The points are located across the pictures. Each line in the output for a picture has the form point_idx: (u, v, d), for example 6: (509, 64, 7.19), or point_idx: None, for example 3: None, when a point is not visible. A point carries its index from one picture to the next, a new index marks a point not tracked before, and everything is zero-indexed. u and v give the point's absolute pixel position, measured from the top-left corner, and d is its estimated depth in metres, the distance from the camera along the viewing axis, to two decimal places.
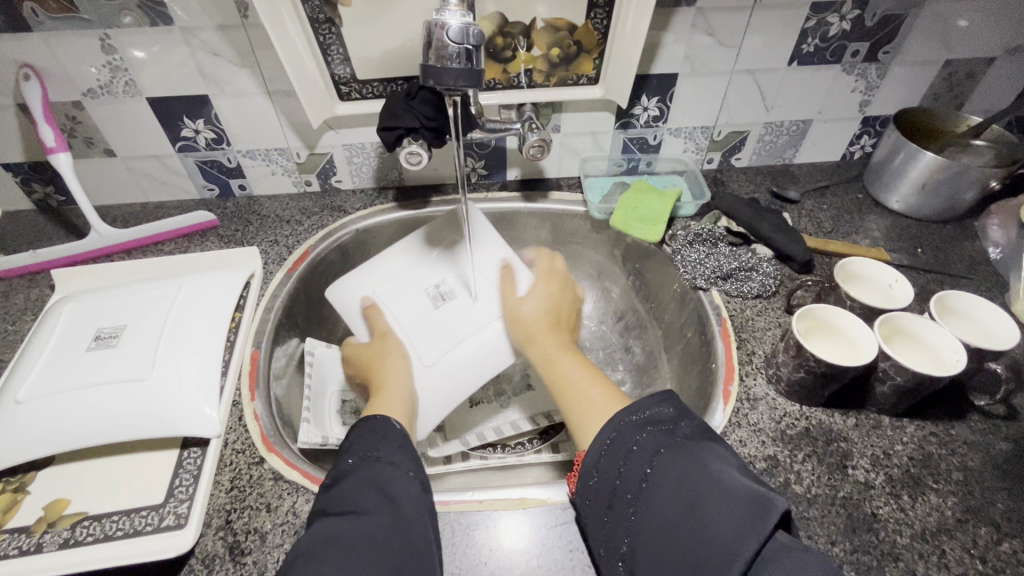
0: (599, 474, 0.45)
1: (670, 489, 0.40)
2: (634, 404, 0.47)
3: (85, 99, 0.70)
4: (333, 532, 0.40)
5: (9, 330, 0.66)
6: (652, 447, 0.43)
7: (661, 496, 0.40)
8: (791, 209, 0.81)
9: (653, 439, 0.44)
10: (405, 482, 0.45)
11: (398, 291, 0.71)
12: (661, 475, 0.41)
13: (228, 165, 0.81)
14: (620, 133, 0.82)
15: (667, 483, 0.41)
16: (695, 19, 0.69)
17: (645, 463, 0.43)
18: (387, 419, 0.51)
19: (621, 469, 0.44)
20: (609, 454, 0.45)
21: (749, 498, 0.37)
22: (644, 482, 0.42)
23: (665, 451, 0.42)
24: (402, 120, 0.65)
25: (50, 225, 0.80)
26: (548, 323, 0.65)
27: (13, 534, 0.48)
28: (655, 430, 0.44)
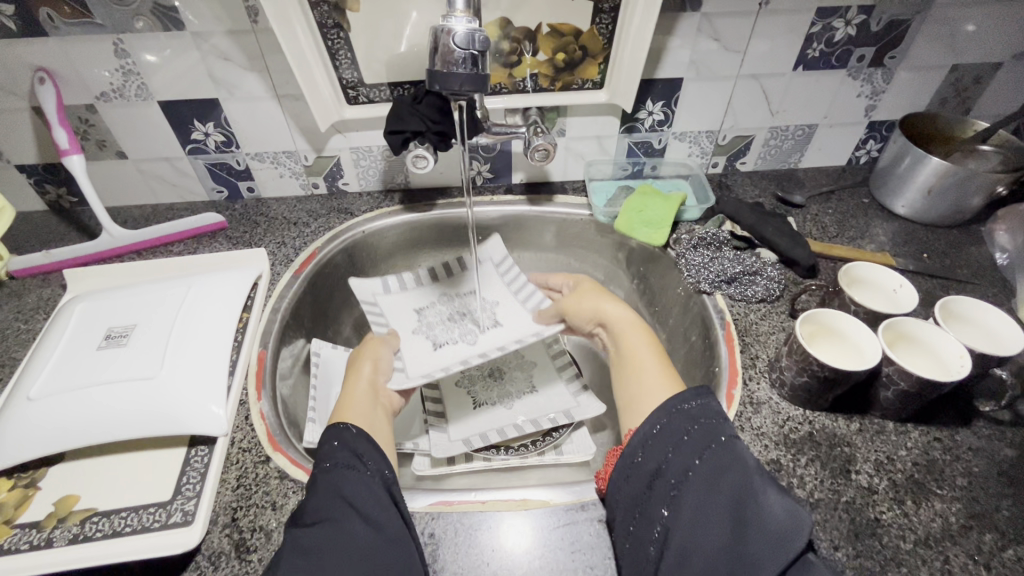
0: (645, 455, 0.45)
1: (716, 486, 0.41)
2: (678, 395, 0.46)
3: (97, 102, 0.71)
4: (304, 542, 0.41)
5: (22, 328, 0.67)
6: (701, 439, 0.43)
7: (706, 489, 0.41)
8: (796, 213, 0.81)
9: (704, 433, 0.44)
10: (366, 487, 0.45)
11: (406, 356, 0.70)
12: (708, 469, 0.42)
13: (237, 167, 0.82)
14: (625, 136, 0.82)
15: (713, 479, 0.41)
16: (700, 24, 0.69)
17: (694, 456, 0.43)
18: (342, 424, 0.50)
19: (667, 456, 0.44)
20: (658, 438, 0.45)
21: (790, 515, 0.39)
22: (690, 472, 0.42)
23: (713, 446, 0.43)
24: (408, 123, 0.66)
25: (61, 225, 0.82)
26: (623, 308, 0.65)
27: (24, 529, 0.48)
28: (707, 423, 0.44)
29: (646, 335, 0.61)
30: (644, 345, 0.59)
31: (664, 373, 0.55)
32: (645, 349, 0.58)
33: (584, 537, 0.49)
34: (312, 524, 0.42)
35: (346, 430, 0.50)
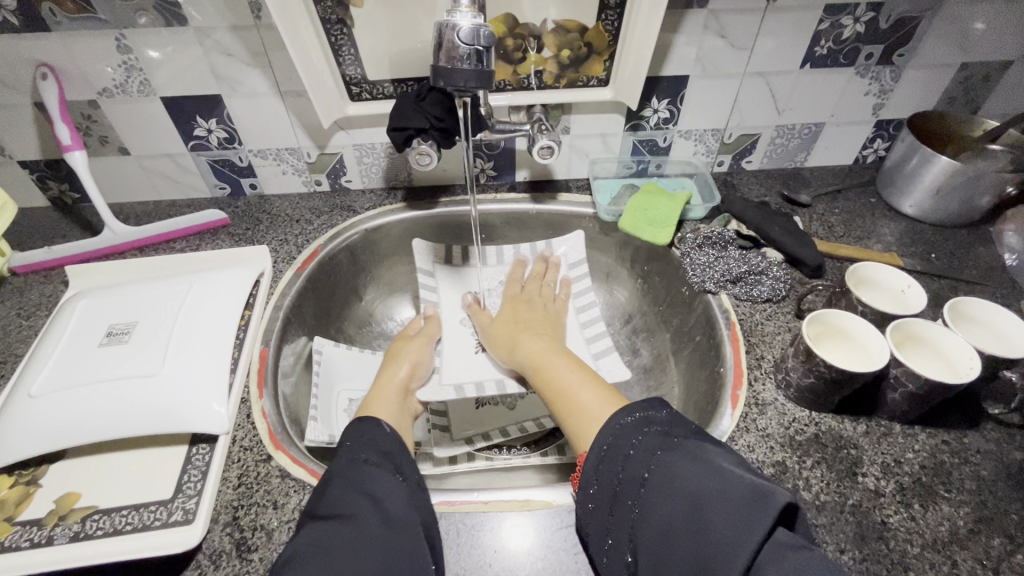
0: (600, 482, 0.44)
1: (667, 492, 0.39)
2: (620, 411, 0.47)
3: (100, 98, 0.71)
4: (321, 534, 0.41)
5: (24, 325, 0.67)
6: (648, 450, 0.43)
7: (659, 497, 0.39)
8: (802, 213, 0.81)
9: (650, 442, 0.43)
10: (389, 485, 0.45)
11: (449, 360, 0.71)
12: (658, 478, 0.40)
13: (240, 164, 0.81)
14: (630, 134, 0.81)
15: (664, 485, 0.39)
16: (707, 21, 0.69)
17: (643, 467, 0.42)
18: (376, 421, 0.52)
19: (621, 475, 0.43)
20: (608, 460, 0.45)
21: (749, 492, 0.35)
22: (643, 486, 0.41)
23: (660, 453, 0.42)
24: (412, 120, 0.66)
25: (64, 222, 0.81)
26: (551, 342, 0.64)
27: (24, 527, 0.48)
28: (652, 432, 0.44)
29: (567, 356, 0.60)
30: (566, 365, 0.59)
31: (599, 389, 0.55)
32: (570, 372, 0.57)
33: None
34: (331, 516, 0.42)
35: (379, 428, 0.51)
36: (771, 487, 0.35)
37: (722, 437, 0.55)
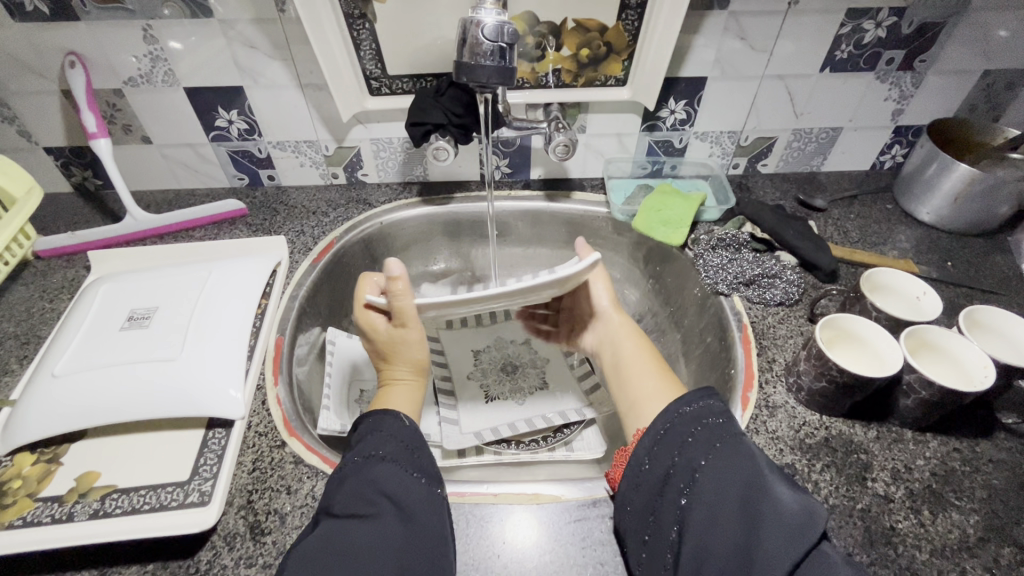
0: (652, 461, 0.44)
1: (723, 485, 0.40)
2: (681, 399, 0.46)
3: (125, 87, 0.73)
4: (342, 535, 0.41)
5: (47, 307, 0.68)
6: (707, 440, 0.43)
7: (718, 488, 0.40)
8: (817, 217, 0.80)
9: (710, 433, 0.43)
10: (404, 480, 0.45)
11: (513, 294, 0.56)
12: (716, 469, 0.41)
13: (259, 155, 0.83)
14: (646, 135, 0.81)
15: (722, 478, 0.40)
16: (726, 24, 0.69)
17: (701, 456, 0.42)
18: (393, 416, 0.50)
19: (675, 459, 0.43)
20: (663, 442, 0.44)
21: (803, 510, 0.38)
22: (697, 474, 0.41)
23: (720, 445, 0.42)
24: (430, 115, 0.68)
25: (86, 208, 0.83)
26: (631, 330, 0.65)
27: (46, 503, 0.49)
28: (713, 423, 0.44)
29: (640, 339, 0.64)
30: (639, 348, 0.62)
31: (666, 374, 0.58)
32: (639, 352, 0.61)
33: (594, 533, 0.49)
34: (348, 517, 0.42)
35: (396, 421, 0.49)
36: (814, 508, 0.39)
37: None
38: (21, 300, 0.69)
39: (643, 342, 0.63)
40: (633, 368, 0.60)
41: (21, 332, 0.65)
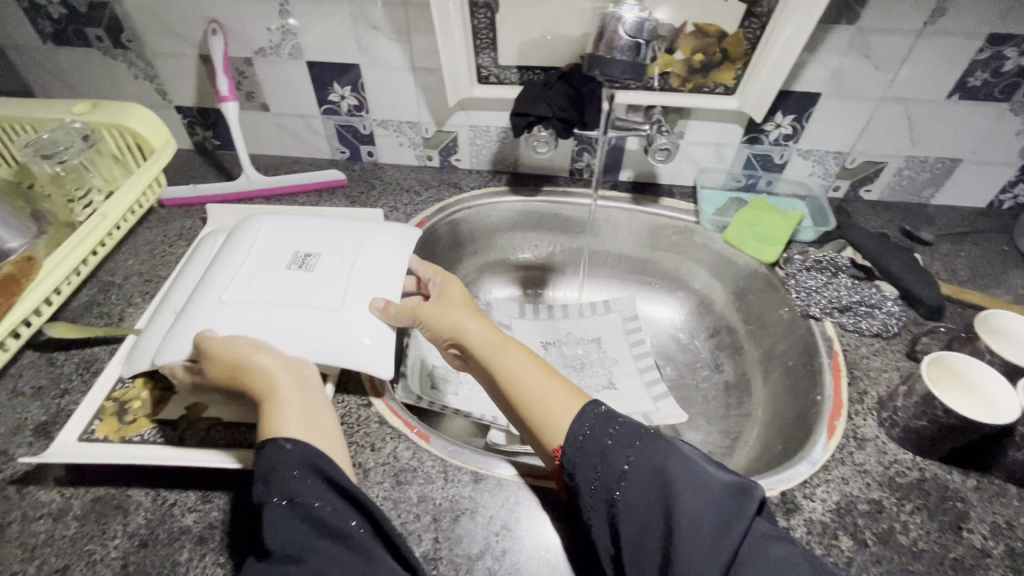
0: (579, 475, 0.43)
1: (651, 488, 0.39)
2: (576, 426, 0.45)
3: (255, 56, 0.78)
4: None
5: (167, 251, 0.75)
6: (627, 438, 0.43)
7: (647, 490, 0.40)
8: (922, 251, 0.76)
9: (627, 432, 0.43)
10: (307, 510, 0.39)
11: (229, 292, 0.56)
12: (638, 471, 0.40)
13: (362, 132, 0.87)
14: (745, 147, 0.80)
15: (646, 479, 0.40)
16: (852, 39, 0.66)
17: (623, 459, 0.41)
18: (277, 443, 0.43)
19: (597, 468, 0.42)
20: (583, 453, 0.43)
21: (732, 486, 0.39)
22: (623, 478, 0.41)
23: (638, 444, 0.42)
24: (536, 107, 0.69)
25: (203, 165, 0.90)
26: (494, 337, 0.54)
27: (161, 425, 0.54)
28: (626, 423, 0.44)
29: (518, 350, 0.52)
30: (512, 359, 0.51)
31: (559, 380, 0.50)
32: (523, 364, 0.51)
33: None
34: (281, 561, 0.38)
35: (279, 447, 0.43)
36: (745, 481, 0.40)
37: (801, 477, 0.52)
38: (145, 241, 0.76)
39: (525, 351, 0.52)
40: (521, 394, 0.49)
41: (145, 270, 0.72)
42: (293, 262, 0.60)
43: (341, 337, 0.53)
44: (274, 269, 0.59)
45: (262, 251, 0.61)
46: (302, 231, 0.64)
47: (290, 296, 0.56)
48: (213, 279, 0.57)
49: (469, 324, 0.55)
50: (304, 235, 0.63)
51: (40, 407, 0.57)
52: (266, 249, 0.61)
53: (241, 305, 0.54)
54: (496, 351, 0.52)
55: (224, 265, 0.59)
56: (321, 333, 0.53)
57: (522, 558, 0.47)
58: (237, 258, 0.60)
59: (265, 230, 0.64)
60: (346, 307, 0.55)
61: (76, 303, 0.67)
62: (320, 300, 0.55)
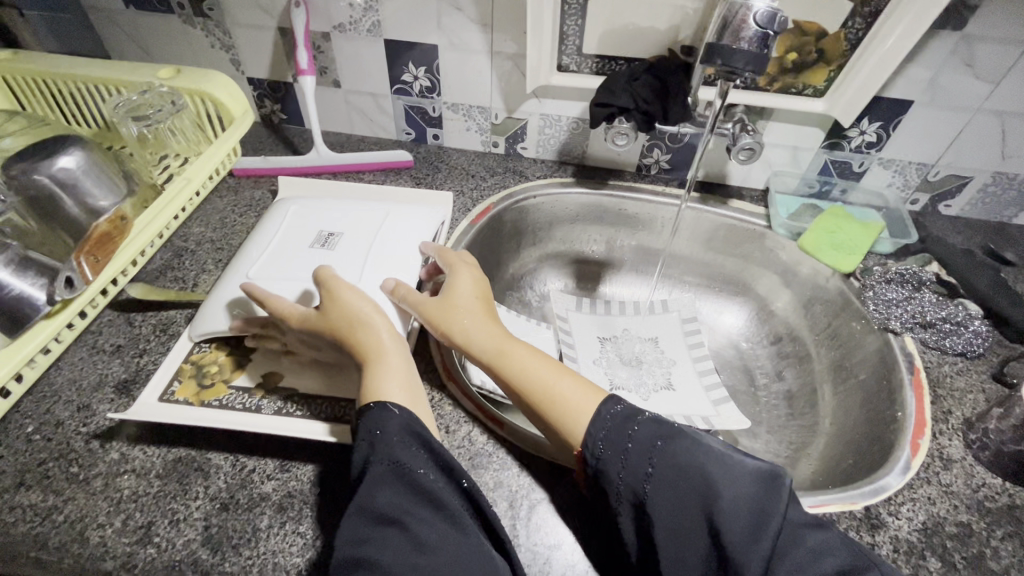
0: (605, 482, 0.41)
1: (680, 489, 0.38)
2: (592, 433, 0.43)
3: (333, 32, 0.78)
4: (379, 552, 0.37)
5: (238, 220, 0.75)
6: (648, 438, 0.41)
7: (675, 491, 0.38)
8: (1005, 271, 0.73)
9: (645, 431, 0.41)
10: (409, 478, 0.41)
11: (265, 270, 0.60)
12: (664, 473, 0.39)
13: (431, 114, 0.86)
14: (824, 153, 0.78)
15: (671, 480, 0.38)
16: (955, 46, 0.64)
17: (647, 462, 0.40)
18: (382, 403, 0.45)
19: (621, 473, 0.40)
20: (606, 458, 0.41)
21: (760, 477, 0.38)
22: (648, 481, 0.39)
23: (659, 444, 0.40)
24: (619, 98, 0.68)
25: (270, 139, 0.91)
26: (500, 342, 0.53)
27: (239, 392, 0.55)
28: (644, 422, 0.42)
29: (528, 353, 0.52)
30: (524, 363, 0.51)
31: (571, 380, 0.49)
32: (534, 370, 0.50)
33: None
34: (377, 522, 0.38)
35: (387, 411, 0.44)
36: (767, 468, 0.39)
37: (887, 492, 0.51)
38: (216, 209, 0.76)
39: (537, 355, 0.52)
40: (534, 395, 0.49)
41: (217, 238, 0.73)
42: (317, 241, 0.63)
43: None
44: (300, 247, 0.62)
45: (296, 230, 0.65)
46: (334, 211, 0.67)
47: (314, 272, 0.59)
48: (248, 258, 0.62)
49: (475, 329, 0.54)
50: (328, 214, 0.67)
51: (121, 365, 0.57)
52: (296, 228, 0.65)
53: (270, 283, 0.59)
54: (505, 355, 0.52)
55: (259, 244, 0.64)
56: None
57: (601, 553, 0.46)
58: (271, 238, 0.64)
59: (297, 210, 0.68)
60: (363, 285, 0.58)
61: (151, 266, 0.68)
62: (341, 276, 0.58)
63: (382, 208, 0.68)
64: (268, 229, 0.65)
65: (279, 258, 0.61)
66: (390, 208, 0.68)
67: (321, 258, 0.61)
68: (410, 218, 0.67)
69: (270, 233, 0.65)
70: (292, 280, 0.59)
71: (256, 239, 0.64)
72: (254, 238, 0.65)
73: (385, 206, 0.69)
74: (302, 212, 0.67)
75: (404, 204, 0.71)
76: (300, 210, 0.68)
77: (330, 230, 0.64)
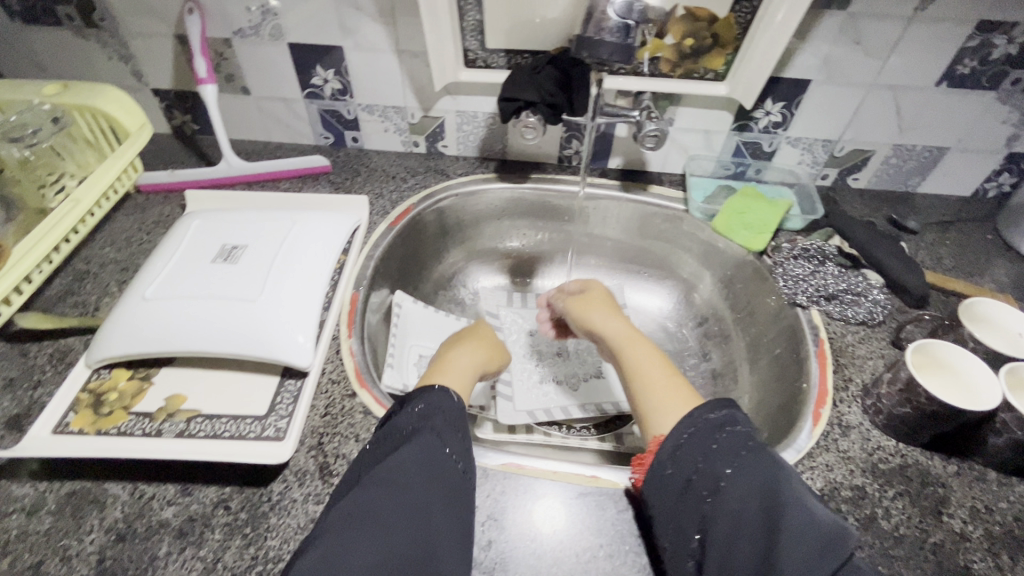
0: (674, 467, 0.43)
1: (748, 496, 0.39)
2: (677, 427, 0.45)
3: (234, 37, 0.76)
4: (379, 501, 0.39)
5: (145, 238, 0.73)
6: (734, 446, 0.42)
7: (746, 497, 0.39)
8: (908, 239, 0.76)
9: (736, 441, 0.42)
10: (446, 459, 0.45)
11: (166, 285, 0.58)
12: (742, 478, 0.40)
13: (347, 116, 0.85)
14: (735, 135, 0.79)
15: (747, 487, 0.39)
16: (843, 25, 0.66)
17: (727, 463, 0.41)
18: (438, 388, 0.50)
19: (698, 465, 0.42)
20: (685, 448, 0.44)
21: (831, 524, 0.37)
22: (722, 480, 0.40)
23: (746, 453, 0.41)
24: (524, 91, 0.68)
25: (182, 151, 0.88)
26: (626, 338, 0.59)
27: (138, 417, 0.53)
28: (735, 432, 0.43)
29: (647, 345, 0.57)
30: (643, 357, 0.55)
31: (681, 382, 0.51)
32: (649, 362, 0.54)
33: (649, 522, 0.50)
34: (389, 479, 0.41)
35: (445, 396, 0.50)
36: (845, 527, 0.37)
37: None
38: (121, 229, 0.74)
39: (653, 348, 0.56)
40: (640, 386, 0.52)
41: (121, 258, 0.70)
42: (219, 255, 0.62)
43: (267, 330, 0.55)
44: (201, 262, 0.61)
45: (199, 243, 0.63)
46: (240, 222, 0.66)
47: (214, 290, 0.57)
48: (150, 273, 0.60)
49: (608, 323, 0.62)
50: (232, 227, 0.65)
51: (13, 399, 0.55)
52: (198, 242, 0.63)
53: (170, 300, 0.57)
54: (626, 351, 0.57)
55: (160, 259, 0.61)
56: (249, 323, 0.55)
57: (508, 548, 0.47)
58: (173, 251, 0.62)
59: (203, 221, 0.66)
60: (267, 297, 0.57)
61: (50, 292, 0.66)
62: (243, 293, 0.57)
63: (288, 217, 0.67)
64: (175, 241, 0.64)
65: (182, 273, 0.60)
66: (296, 217, 0.68)
67: (225, 271, 0.60)
68: (317, 226, 0.66)
69: (175, 246, 0.63)
70: (194, 294, 0.57)
71: (162, 252, 0.62)
72: (161, 251, 0.63)
73: (291, 215, 0.68)
74: (207, 224, 0.66)
75: (313, 212, 0.71)
76: (204, 222, 0.66)
77: (234, 242, 0.63)
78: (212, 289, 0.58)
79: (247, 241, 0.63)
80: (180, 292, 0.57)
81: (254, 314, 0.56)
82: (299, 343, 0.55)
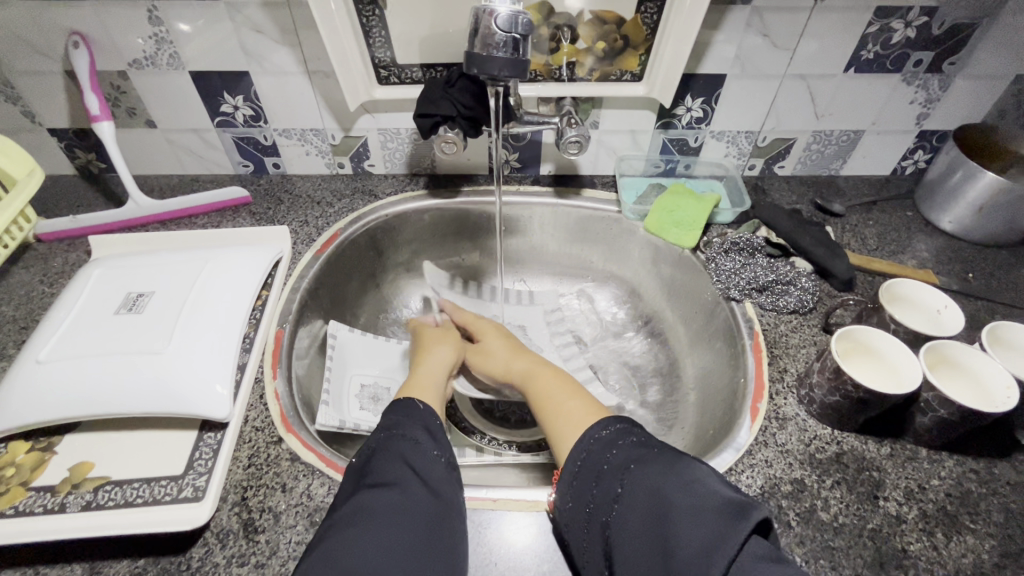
0: (574, 497, 0.45)
1: (637, 507, 0.39)
2: (590, 429, 0.48)
3: (130, 69, 0.71)
4: (366, 501, 0.42)
5: (47, 291, 0.67)
6: (623, 461, 0.43)
7: (637, 510, 0.39)
8: (834, 223, 0.78)
9: (624, 457, 0.44)
10: (430, 459, 0.47)
11: (65, 345, 0.54)
12: (632, 489, 0.41)
13: (264, 143, 0.81)
14: (660, 133, 0.79)
15: (636, 496, 0.40)
16: (749, 19, 0.66)
17: (617, 481, 0.42)
18: (408, 402, 0.53)
19: (593, 489, 0.44)
20: (581, 476, 0.45)
21: (727, 506, 0.36)
22: (616, 498, 0.41)
23: (631, 466, 0.42)
24: (439, 106, 0.66)
25: (89, 192, 0.82)
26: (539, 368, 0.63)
27: (39, 493, 0.49)
28: (623, 448, 0.45)
29: (555, 374, 0.61)
30: (554, 382, 0.59)
31: (581, 403, 0.54)
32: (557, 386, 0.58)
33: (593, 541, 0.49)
34: (376, 485, 0.44)
35: (413, 406, 0.53)
36: (747, 503, 0.36)
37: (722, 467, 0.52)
38: (21, 283, 0.68)
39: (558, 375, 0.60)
40: (551, 407, 0.55)
41: (20, 316, 0.65)
42: (124, 306, 0.58)
43: (177, 382, 0.51)
44: (103, 316, 0.57)
45: (102, 296, 0.59)
46: (148, 268, 0.62)
47: (117, 344, 0.54)
48: (47, 333, 0.55)
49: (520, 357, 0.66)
50: (139, 274, 0.61)
51: None
52: (102, 295, 0.59)
53: (67, 360, 0.52)
54: (540, 380, 0.60)
55: (59, 317, 0.57)
56: (155, 380, 0.51)
57: None
58: (74, 307, 0.58)
59: (105, 270, 0.62)
60: (177, 348, 0.53)
61: None
62: (148, 344, 0.54)
63: (201, 257, 0.64)
64: (72, 295, 0.59)
65: (82, 330, 0.55)
66: (210, 255, 0.64)
67: (131, 323, 0.56)
68: (233, 264, 0.63)
69: (75, 302, 0.58)
70: (93, 352, 0.53)
71: (62, 307, 0.58)
72: (59, 306, 0.58)
73: (206, 254, 0.64)
74: (110, 273, 0.62)
75: (230, 248, 0.67)
76: (106, 271, 0.62)
77: (142, 291, 0.59)
78: (115, 344, 0.54)
79: (157, 288, 0.59)
80: (78, 351, 0.53)
81: (161, 365, 0.52)
82: (215, 393, 0.52)
